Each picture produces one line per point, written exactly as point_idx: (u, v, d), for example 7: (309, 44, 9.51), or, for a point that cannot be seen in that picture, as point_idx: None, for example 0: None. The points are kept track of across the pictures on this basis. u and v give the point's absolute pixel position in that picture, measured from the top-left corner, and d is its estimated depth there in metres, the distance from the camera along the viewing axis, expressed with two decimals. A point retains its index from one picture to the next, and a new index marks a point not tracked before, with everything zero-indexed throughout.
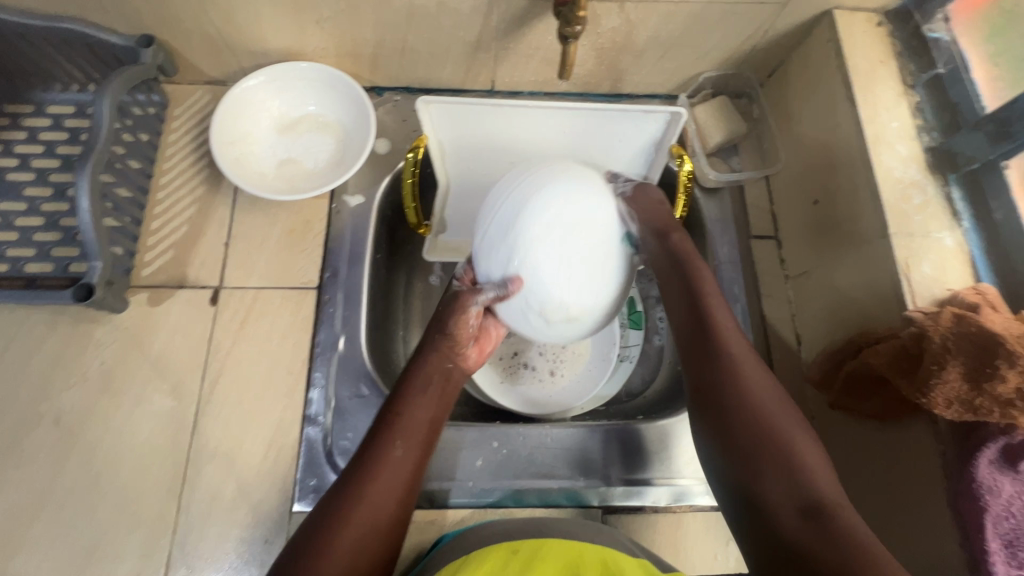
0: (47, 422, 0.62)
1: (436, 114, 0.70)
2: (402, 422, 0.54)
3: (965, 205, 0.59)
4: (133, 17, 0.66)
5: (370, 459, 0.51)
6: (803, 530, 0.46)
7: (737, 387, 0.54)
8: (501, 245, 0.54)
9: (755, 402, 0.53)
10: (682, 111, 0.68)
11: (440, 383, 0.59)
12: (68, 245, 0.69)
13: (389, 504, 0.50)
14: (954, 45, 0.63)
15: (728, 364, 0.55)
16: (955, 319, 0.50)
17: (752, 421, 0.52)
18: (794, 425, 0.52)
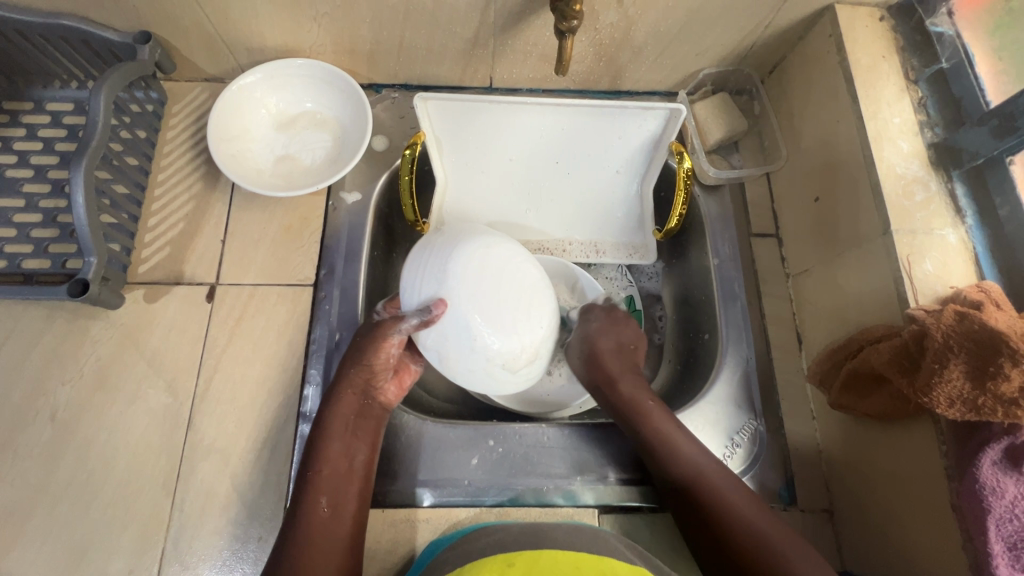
0: (42, 419, 0.62)
1: (435, 112, 0.69)
2: (324, 479, 0.57)
3: (969, 201, 0.58)
4: (130, 14, 0.66)
5: (301, 520, 0.55)
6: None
7: (720, 514, 0.56)
8: (432, 270, 0.51)
9: (745, 526, 0.55)
10: (681, 108, 0.67)
11: (366, 428, 0.61)
12: (66, 241, 0.69)
13: (329, 561, 0.53)
14: (957, 42, 0.62)
15: (712, 496, 0.57)
16: (958, 317, 0.48)
17: (751, 543, 0.54)
18: (797, 544, 0.54)
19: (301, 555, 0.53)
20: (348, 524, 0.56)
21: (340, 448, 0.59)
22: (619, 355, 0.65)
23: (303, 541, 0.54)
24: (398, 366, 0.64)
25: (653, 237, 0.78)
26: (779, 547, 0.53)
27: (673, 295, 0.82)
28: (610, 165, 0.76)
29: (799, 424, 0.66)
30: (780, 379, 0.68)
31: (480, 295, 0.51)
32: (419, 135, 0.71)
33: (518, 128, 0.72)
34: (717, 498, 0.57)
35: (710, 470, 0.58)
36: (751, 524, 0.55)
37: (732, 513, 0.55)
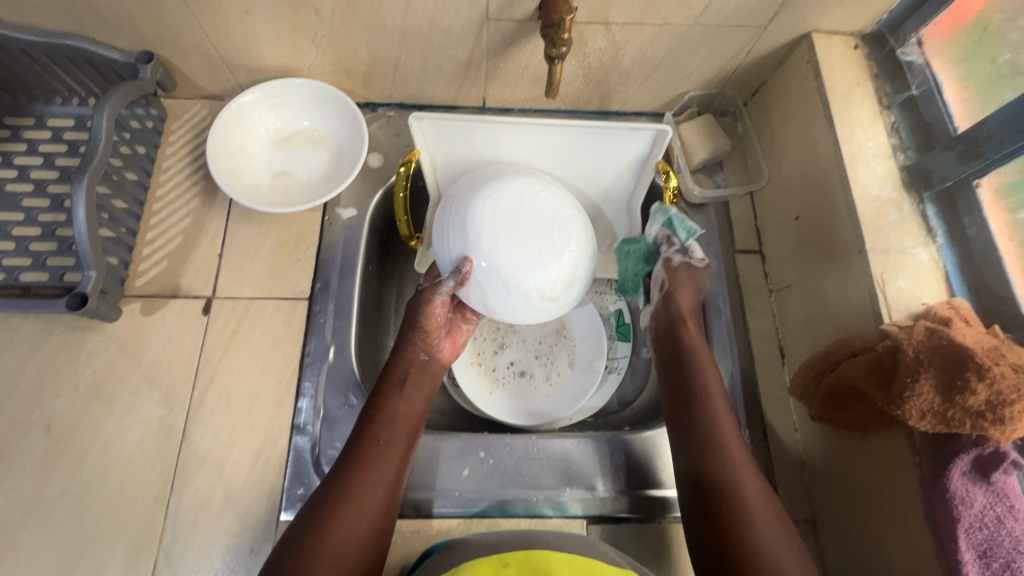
0: (37, 430, 0.63)
1: (428, 130, 0.71)
2: (387, 417, 0.59)
3: (940, 221, 0.61)
4: (133, 35, 0.68)
5: (359, 452, 0.56)
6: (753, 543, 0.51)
7: (730, 479, 0.55)
8: (454, 234, 0.60)
9: (745, 497, 0.54)
10: (667, 129, 0.70)
11: (424, 380, 0.64)
12: (65, 255, 0.70)
13: (375, 499, 0.54)
14: (927, 69, 0.66)
15: (731, 462, 0.56)
16: (928, 332, 0.51)
17: (739, 508, 0.53)
18: (781, 522, 0.53)
19: (354, 484, 0.54)
20: (398, 465, 0.57)
21: (406, 397, 0.61)
22: (684, 278, 0.69)
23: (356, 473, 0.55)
24: (450, 326, 0.68)
25: None
26: (763, 521, 0.53)
27: None
28: (600, 182, 0.78)
29: (782, 436, 0.68)
30: (763, 392, 0.71)
31: (494, 238, 0.58)
32: (413, 153, 0.73)
33: (509, 147, 0.74)
34: (732, 466, 0.56)
35: (732, 437, 0.58)
36: (752, 495, 0.54)
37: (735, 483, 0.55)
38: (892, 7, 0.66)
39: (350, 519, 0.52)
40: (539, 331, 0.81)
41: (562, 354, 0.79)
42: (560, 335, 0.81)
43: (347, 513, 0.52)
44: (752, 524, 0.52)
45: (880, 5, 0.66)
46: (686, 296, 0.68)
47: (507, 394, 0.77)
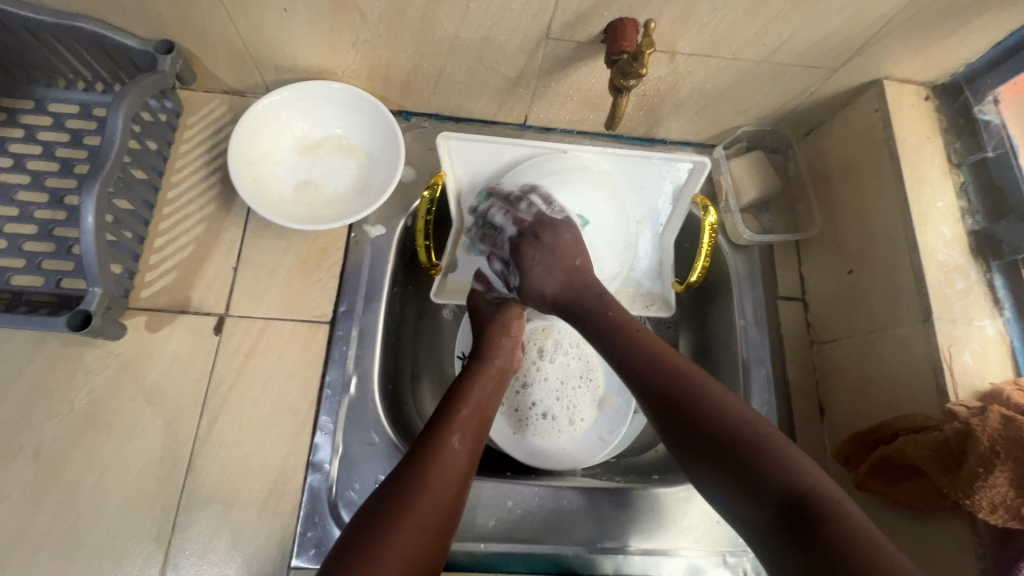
0: (25, 455, 0.57)
1: (457, 151, 0.67)
2: (462, 417, 0.56)
3: (1007, 293, 0.59)
4: (154, 23, 0.61)
5: (431, 449, 0.53)
6: (737, 466, 0.45)
7: (691, 399, 0.50)
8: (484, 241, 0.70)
9: (724, 420, 0.48)
10: (706, 162, 0.66)
11: (490, 376, 0.62)
12: (62, 259, 0.64)
13: (444, 500, 0.50)
14: (1003, 130, 0.63)
15: (691, 382, 0.51)
16: (1004, 421, 0.48)
17: (728, 428, 0.47)
18: (775, 431, 0.47)
19: (427, 478, 0.50)
20: (468, 459, 0.54)
21: (476, 399, 0.59)
22: (547, 257, 0.64)
23: (426, 470, 0.51)
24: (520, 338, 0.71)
25: (673, 289, 0.74)
26: (766, 439, 0.46)
27: (691, 347, 0.80)
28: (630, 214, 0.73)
29: None
30: (802, 451, 0.67)
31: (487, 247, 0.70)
32: (438, 175, 0.68)
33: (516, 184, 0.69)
34: (696, 387, 0.51)
35: (671, 356, 0.55)
36: (730, 410, 0.49)
37: (708, 399, 0.50)
38: (972, 60, 0.63)
39: (422, 513, 0.48)
40: (562, 368, 0.76)
41: (586, 394, 0.75)
42: (584, 374, 0.76)
43: (416, 512, 0.48)
44: (753, 447, 0.46)
45: (959, 57, 0.63)
46: (535, 262, 0.64)
47: (533, 436, 0.72)
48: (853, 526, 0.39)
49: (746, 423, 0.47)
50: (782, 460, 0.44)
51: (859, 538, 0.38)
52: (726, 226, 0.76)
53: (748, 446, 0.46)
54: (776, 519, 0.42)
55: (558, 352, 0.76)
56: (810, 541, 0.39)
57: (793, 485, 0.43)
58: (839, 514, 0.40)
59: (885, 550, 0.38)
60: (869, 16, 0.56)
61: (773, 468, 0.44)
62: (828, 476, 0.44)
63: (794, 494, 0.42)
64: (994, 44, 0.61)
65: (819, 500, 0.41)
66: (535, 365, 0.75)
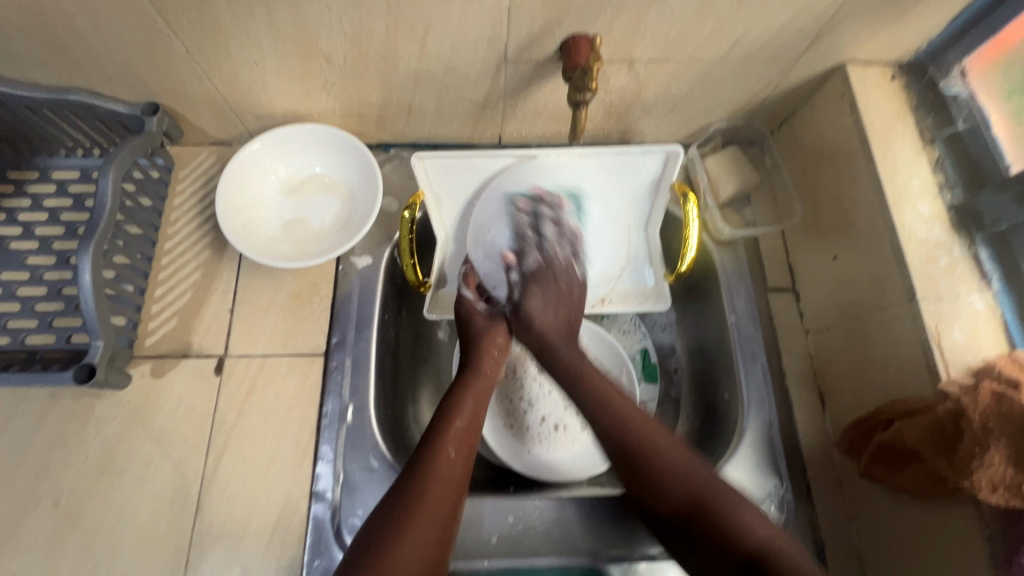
0: (46, 505, 0.60)
1: (432, 168, 0.68)
2: (456, 428, 0.57)
3: (994, 265, 0.58)
4: (139, 88, 0.66)
5: (425, 463, 0.53)
6: (691, 523, 0.50)
7: (656, 484, 0.52)
8: (474, 240, 0.70)
9: (676, 477, 0.51)
10: (679, 149, 0.65)
11: (482, 388, 0.63)
12: (71, 315, 0.67)
13: (441, 512, 0.51)
14: (972, 102, 0.63)
15: (646, 444, 0.54)
16: (994, 397, 0.47)
17: (695, 496, 0.50)
18: (728, 484, 0.51)
19: (423, 492, 0.51)
20: (462, 470, 0.55)
21: (468, 410, 0.60)
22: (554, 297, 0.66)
23: (422, 484, 0.52)
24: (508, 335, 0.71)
25: (665, 283, 0.73)
26: (717, 495, 0.50)
27: (688, 347, 0.79)
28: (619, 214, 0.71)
29: (830, 492, 0.63)
30: (806, 444, 0.65)
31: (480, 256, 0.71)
32: (417, 196, 0.69)
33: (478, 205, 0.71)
34: (652, 449, 0.53)
35: (631, 414, 0.56)
36: (683, 470, 0.52)
37: (679, 476, 0.51)
38: (932, 37, 0.63)
39: (422, 525, 0.49)
40: None
41: None
42: None
43: (414, 527, 0.49)
44: (722, 513, 0.49)
45: (921, 34, 0.63)
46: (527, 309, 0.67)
47: (549, 450, 0.72)
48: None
49: (706, 484, 0.51)
50: (735, 514, 0.48)
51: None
52: (708, 224, 0.75)
53: (704, 510, 0.49)
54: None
55: None
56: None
57: (753, 547, 0.47)
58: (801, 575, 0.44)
59: None
60: (819, 7, 0.57)
61: (737, 538, 0.47)
62: (781, 529, 0.49)
63: (755, 548, 0.47)
64: (951, 19, 0.61)
65: (783, 562, 0.45)
66: (534, 379, 0.75)
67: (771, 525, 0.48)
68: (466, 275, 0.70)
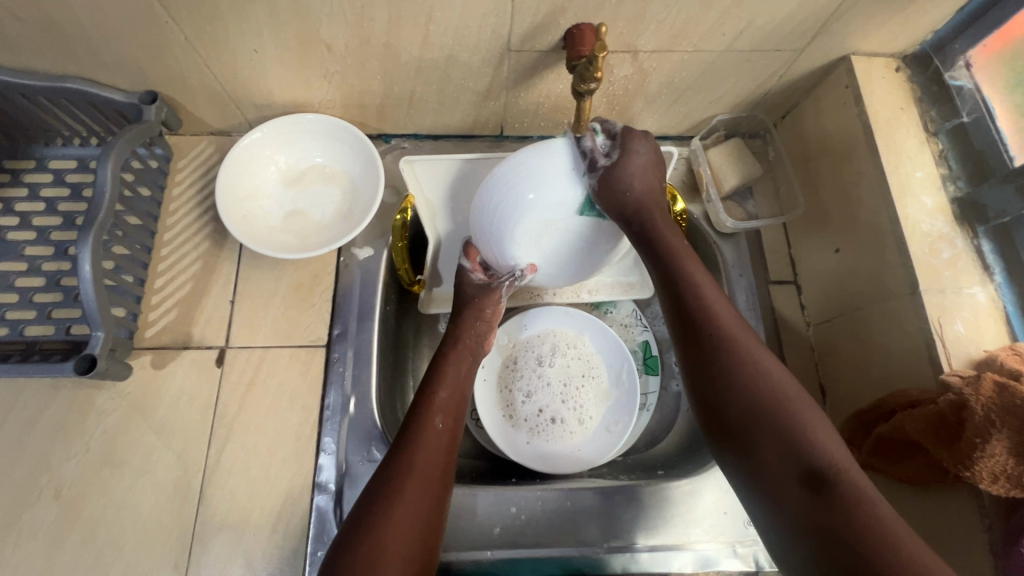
0: (47, 496, 0.60)
1: (421, 171, 0.72)
2: (440, 399, 0.57)
3: (996, 258, 0.58)
4: (136, 77, 0.65)
5: (413, 434, 0.54)
6: (755, 429, 0.48)
7: (739, 379, 0.49)
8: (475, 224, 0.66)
9: (754, 392, 0.49)
10: (673, 150, 0.67)
11: (462, 356, 0.63)
12: (69, 306, 0.67)
13: (430, 481, 0.51)
14: (977, 94, 0.63)
15: (732, 342, 0.51)
16: (998, 388, 0.47)
17: (768, 405, 0.48)
18: (805, 400, 0.48)
19: (412, 463, 0.51)
20: (448, 439, 0.55)
21: (451, 379, 0.60)
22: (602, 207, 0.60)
23: (408, 455, 0.52)
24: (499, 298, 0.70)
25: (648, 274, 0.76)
26: (791, 408, 0.47)
27: None
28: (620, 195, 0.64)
29: None
30: None
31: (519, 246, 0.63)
32: (409, 198, 0.71)
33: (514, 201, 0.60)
34: (739, 348, 0.51)
35: (723, 312, 0.53)
36: (761, 377, 0.49)
37: (758, 377, 0.49)
38: (937, 29, 0.63)
39: (413, 493, 0.50)
40: (564, 371, 0.76)
41: (591, 391, 0.75)
42: (587, 372, 0.76)
43: (406, 494, 0.49)
44: (787, 424, 0.47)
45: (926, 25, 0.62)
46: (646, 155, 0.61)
47: (550, 443, 0.72)
48: (868, 511, 0.42)
49: (782, 395, 0.48)
50: (805, 429, 0.46)
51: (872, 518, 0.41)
52: (710, 216, 0.75)
53: (772, 416, 0.47)
54: (794, 486, 0.45)
55: (557, 356, 0.76)
56: (818, 522, 0.43)
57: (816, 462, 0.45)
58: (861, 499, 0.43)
59: (899, 543, 0.40)
60: None
61: (802, 447, 0.45)
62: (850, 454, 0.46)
63: (818, 464, 0.44)
64: (957, 10, 0.60)
65: (843, 482, 0.43)
66: (535, 372, 0.76)
67: (841, 447, 0.46)
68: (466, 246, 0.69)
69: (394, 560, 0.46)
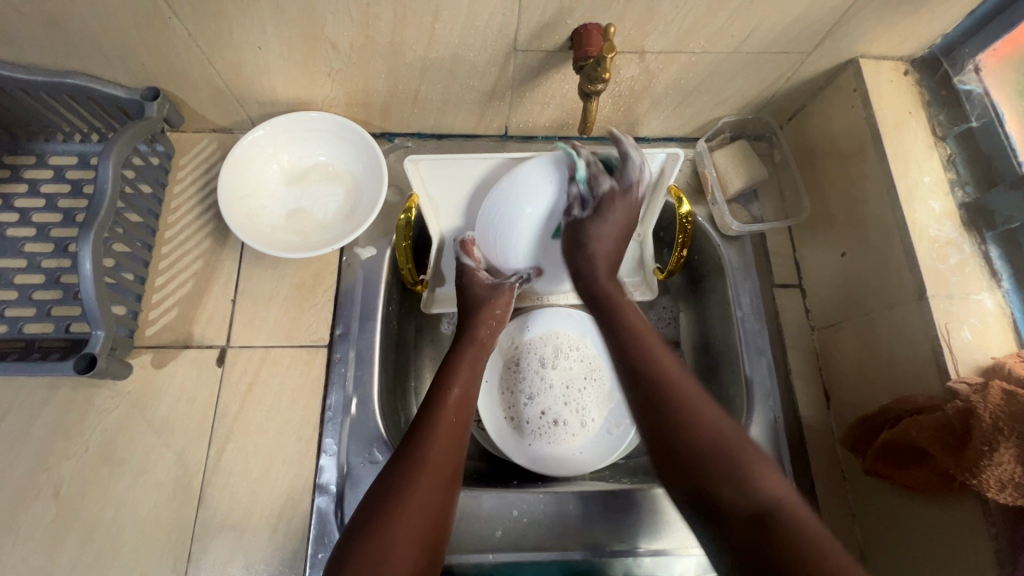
0: (45, 495, 0.60)
1: (426, 171, 0.66)
2: (454, 396, 0.57)
3: (1004, 263, 0.58)
4: (138, 72, 0.64)
5: (425, 429, 0.53)
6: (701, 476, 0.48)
7: (681, 418, 0.50)
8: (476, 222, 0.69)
9: (701, 435, 0.49)
10: (679, 152, 0.63)
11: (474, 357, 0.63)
12: (69, 304, 0.66)
13: (442, 477, 0.51)
14: (986, 98, 0.62)
15: (676, 389, 0.53)
16: (1005, 396, 0.47)
17: (714, 448, 0.48)
18: (748, 442, 0.49)
19: (424, 457, 0.51)
20: (460, 436, 0.55)
21: (463, 378, 0.59)
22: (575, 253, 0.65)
23: (421, 450, 0.52)
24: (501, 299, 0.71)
25: (654, 274, 0.74)
26: (736, 450, 0.48)
27: (692, 341, 0.79)
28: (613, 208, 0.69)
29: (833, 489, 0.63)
30: (810, 440, 0.65)
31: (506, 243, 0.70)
32: (413, 198, 0.69)
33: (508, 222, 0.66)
34: (684, 396, 0.52)
35: (667, 362, 0.55)
36: (705, 421, 0.50)
37: (699, 414, 0.50)
38: (946, 32, 0.63)
39: (425, 487, 0.49)
40: (566, 372, 0.75)
41: (593, 393, 0.74)
42: (589, 374, 0.75)
43: (418, 487, 0.49)
44: (734, 464, 0.47)
45: (935, 28, 0.62)
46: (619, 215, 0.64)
47: (551, 445, 0.71)
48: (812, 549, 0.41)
49: (725, 440, 0.48)
50: (749, 471, 0.46)
51: (813, 550, 0.41)
52: (715, 218, 0.75)
53: (718, 460, 0.47)
54: (740, 531, 0.44)
55: (559, 358, 0.76)
56: (762, 558, 0.42)
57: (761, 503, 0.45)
58: (802, 531, 0.42)
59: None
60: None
61: (746, 490, 0.45)
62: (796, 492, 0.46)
63: (762, 504, 0.44)
64: (967, 13, 0.60)
65: (786, 520, 0.43)
66: (537, 374, 0.75)
67: (786, 486, 0.46)
68: (466, 244, 0.70)
69: (404, 555, 0.46)
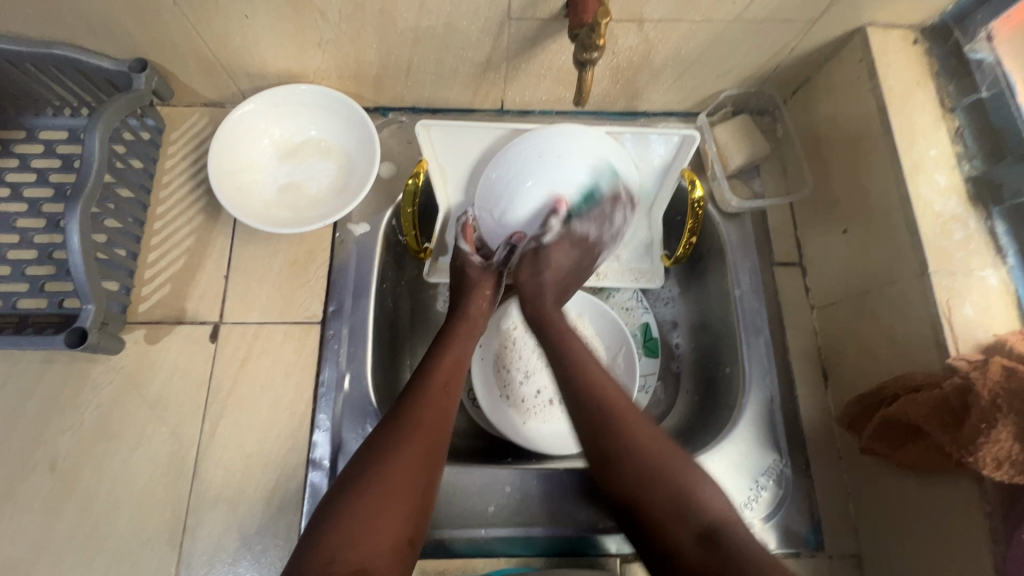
0: (42, 468, 0.60)
1: (436, 137, 0.66)
2: (445, 363, 0.57)
3: (1010, 239, 0.56)
4: (125, 43, 0.63)
5: (420, 390, 0.53)
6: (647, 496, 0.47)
7: (626, 445, 0.50)
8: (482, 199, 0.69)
9: (642, 458, 0.49)
10: (696, 135, 0.63)
11: (470, 332, 0.62)
12: (63, 280, 0.66)
13: (434, 435, 0.51)
14: (997, 68, 0.60)
15: (613, 405, 0.52)
16: (1004, 372, 0.46)
17: (652, 469, 0.48)
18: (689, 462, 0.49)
19: (418, 416, 0.51)
20: (452, 397, 0.55)
21: (457, 346, 0.59)
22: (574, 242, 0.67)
23: (417, 410, 0.51)
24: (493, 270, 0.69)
25: (661, 262, 0.74)
26: (678, 472, 0.48)
27: (690, 320, 0.78)
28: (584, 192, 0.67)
29: (829, 467, 0.63)
30: (806, 419, 0.65)
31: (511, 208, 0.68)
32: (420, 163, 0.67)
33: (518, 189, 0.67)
34: (621, 420, 0.51)
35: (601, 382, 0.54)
36: (645, 443, 0.50)
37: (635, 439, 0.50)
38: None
39: (419, 444, 0.49)
40: None
41: None
42: None
43: (410, 444, 0.49)
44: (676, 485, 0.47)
45: None
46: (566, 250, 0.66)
47: (546, 424, 0.71)
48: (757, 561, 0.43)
49: (664, 461, 0.49)
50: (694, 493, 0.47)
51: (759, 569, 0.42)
52: (714, 195, 0.73)
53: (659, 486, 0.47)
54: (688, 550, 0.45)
55: None
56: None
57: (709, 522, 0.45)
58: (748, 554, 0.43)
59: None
60: None
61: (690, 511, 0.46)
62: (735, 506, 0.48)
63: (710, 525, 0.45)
64: None
65: (732, 535, 0.45)
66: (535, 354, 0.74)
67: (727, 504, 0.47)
68: (465, 226, 0.69)
69: (395, 508, 0.45)
